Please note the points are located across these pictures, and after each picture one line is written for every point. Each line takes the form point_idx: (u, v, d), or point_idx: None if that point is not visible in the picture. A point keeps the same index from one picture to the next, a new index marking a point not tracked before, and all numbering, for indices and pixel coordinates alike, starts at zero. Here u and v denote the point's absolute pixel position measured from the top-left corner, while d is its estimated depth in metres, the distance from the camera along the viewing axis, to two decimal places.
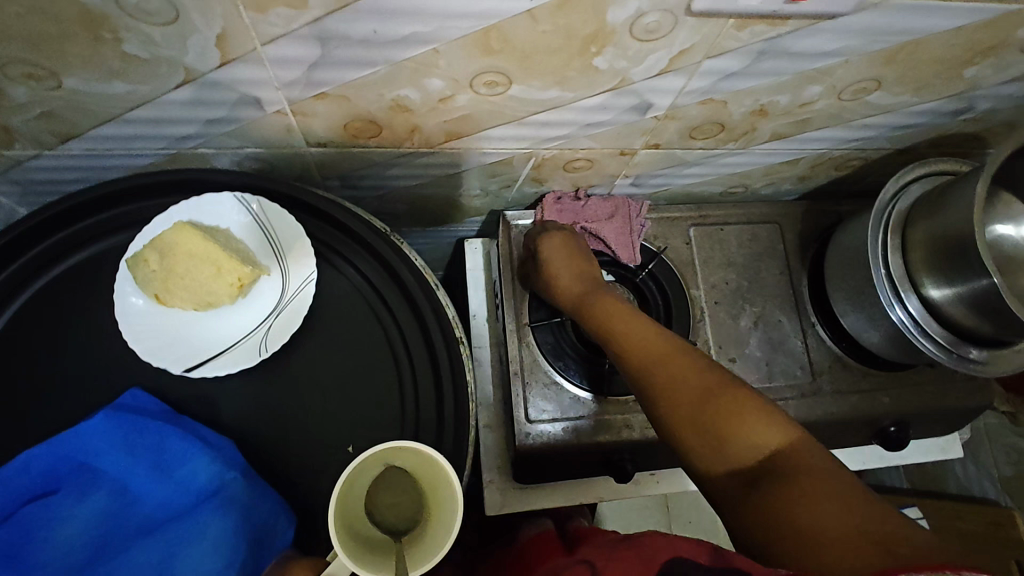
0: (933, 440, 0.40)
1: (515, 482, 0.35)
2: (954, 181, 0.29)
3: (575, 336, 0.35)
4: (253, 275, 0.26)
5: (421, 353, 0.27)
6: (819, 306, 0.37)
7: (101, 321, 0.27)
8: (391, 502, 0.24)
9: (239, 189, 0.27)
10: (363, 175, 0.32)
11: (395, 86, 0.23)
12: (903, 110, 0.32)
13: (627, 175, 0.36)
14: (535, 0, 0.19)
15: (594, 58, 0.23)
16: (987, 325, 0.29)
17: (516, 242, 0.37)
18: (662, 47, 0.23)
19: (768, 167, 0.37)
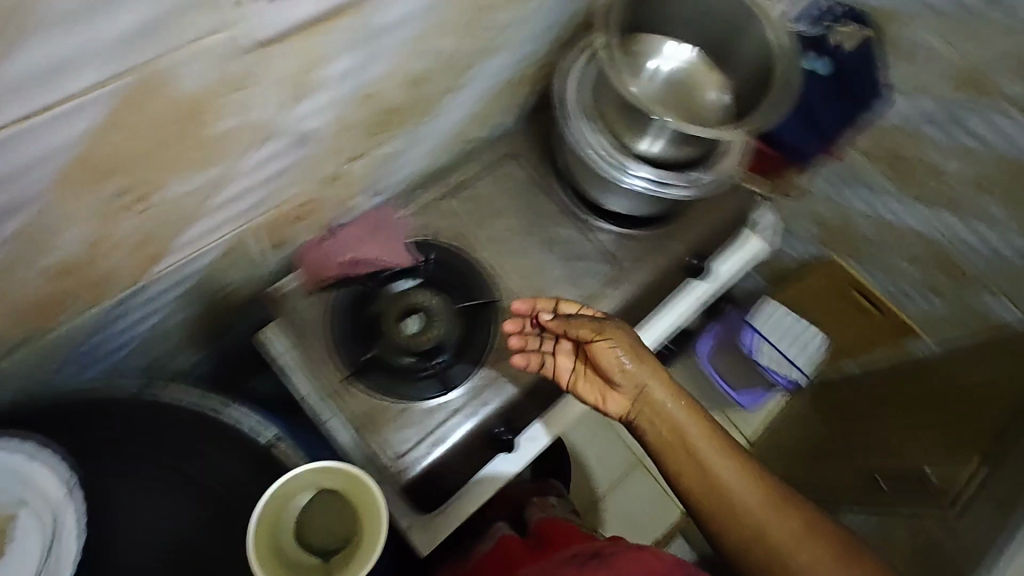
0: (724, 279, 0.62)
1: (426, 519, 0.52)
2: (632, 106, 0.55)
3: (399, 370, 0.57)
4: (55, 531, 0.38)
5: (236, 473, 0.43)
6: (596, 210, 0.63)
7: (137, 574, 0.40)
8: (317, 537, 0.43)
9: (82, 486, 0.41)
10: (278, 311, 0.57)
11: (169, 232, 0.43)
12: (606, 138, 0.56)
13: (366, 198, 0.59)
14: (185, 78, 0.32)
15: (234, 144, 0.41)
16: (689, 148, 0.56)
17: (336, 306, 0.58)
18: (322, 89, 0.42)
19: (545, 166, 0.63)
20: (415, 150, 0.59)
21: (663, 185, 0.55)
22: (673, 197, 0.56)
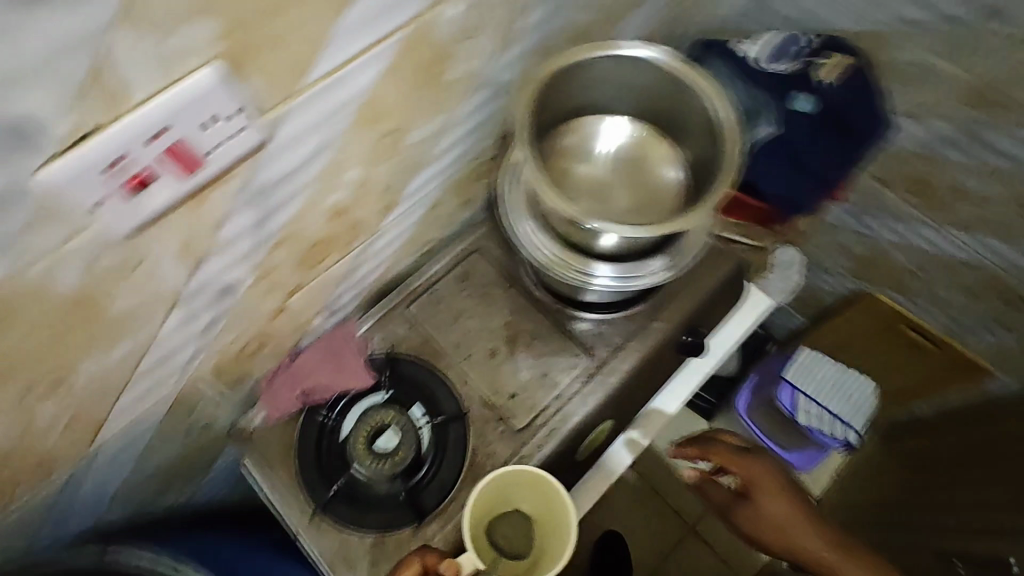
0: (701, 367, 0.97)
1: (441, 265, 0.97)
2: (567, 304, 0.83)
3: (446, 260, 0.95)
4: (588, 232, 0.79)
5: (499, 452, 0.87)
6: (545, 302, 0.95)
7: (340, 441, 0.89)
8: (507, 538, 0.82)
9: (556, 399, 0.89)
10: (533, 212, 0.82)
11: (499, 333, 0.93)
12: (511, 186, 0.85)
13: (669, 180, 0.82)
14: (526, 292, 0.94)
15: (494, 392, 0.90)
16: (550, 304, 0.94)
17: (511, 189, 0.85)
18: (549, 379, 0.91)
19: (608, 203, 0.81)
20: (578, 429, 0.88)
21: (627, 279, 0.79)
22: (625, 285, 0.79)
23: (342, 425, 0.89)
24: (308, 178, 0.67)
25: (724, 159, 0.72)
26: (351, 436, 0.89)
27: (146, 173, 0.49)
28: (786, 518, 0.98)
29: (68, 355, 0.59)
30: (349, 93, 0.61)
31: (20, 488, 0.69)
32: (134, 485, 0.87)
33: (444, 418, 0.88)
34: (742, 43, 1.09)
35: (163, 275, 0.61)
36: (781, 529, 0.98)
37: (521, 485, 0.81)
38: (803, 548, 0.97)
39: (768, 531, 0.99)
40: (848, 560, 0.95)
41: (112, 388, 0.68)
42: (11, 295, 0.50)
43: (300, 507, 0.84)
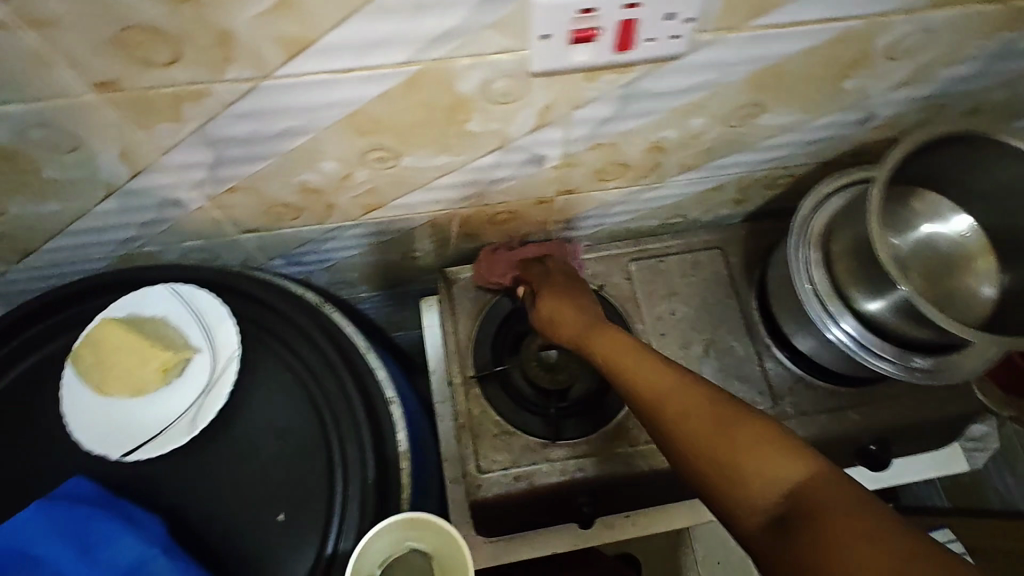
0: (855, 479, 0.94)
1: (686, 242, 0.97)
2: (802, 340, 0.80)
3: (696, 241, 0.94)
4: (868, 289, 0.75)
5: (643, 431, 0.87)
6: (759, 329, 0.92)
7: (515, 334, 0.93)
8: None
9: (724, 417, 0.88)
10: (822, 243, 0.78)
11: (702, 332, 0.92)
12: (814, 203, 0.80)
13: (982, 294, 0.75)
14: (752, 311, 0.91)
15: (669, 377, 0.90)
16: (763, 333, 0.92)
17: (811, 207, 0.80)
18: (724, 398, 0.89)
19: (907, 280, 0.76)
20: None
21: (878, 359, 0.75)
22: (874, 361, 0.75)
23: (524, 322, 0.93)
24: (671, 105, 0.67)
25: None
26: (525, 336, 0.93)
27: (593, 31, 0.52)
28: (676, 408, 0.59)
29: (413, 140, 0.65)
30: (769, 49, 0.60)
31: (298, 219, 0.78)
32: (345, 268, 0.97)
33: None
34: None
35: (516, 121, 0.65)
36: (652, 382, 0.63)
37: (416, 537, 0.62)
38: (683, 438, 0.57)
39: (653, 401, 0.62)
40: (776, 452, 0.51)
41: (407, 184, 0.74)
42: (433, 72, 0.55)
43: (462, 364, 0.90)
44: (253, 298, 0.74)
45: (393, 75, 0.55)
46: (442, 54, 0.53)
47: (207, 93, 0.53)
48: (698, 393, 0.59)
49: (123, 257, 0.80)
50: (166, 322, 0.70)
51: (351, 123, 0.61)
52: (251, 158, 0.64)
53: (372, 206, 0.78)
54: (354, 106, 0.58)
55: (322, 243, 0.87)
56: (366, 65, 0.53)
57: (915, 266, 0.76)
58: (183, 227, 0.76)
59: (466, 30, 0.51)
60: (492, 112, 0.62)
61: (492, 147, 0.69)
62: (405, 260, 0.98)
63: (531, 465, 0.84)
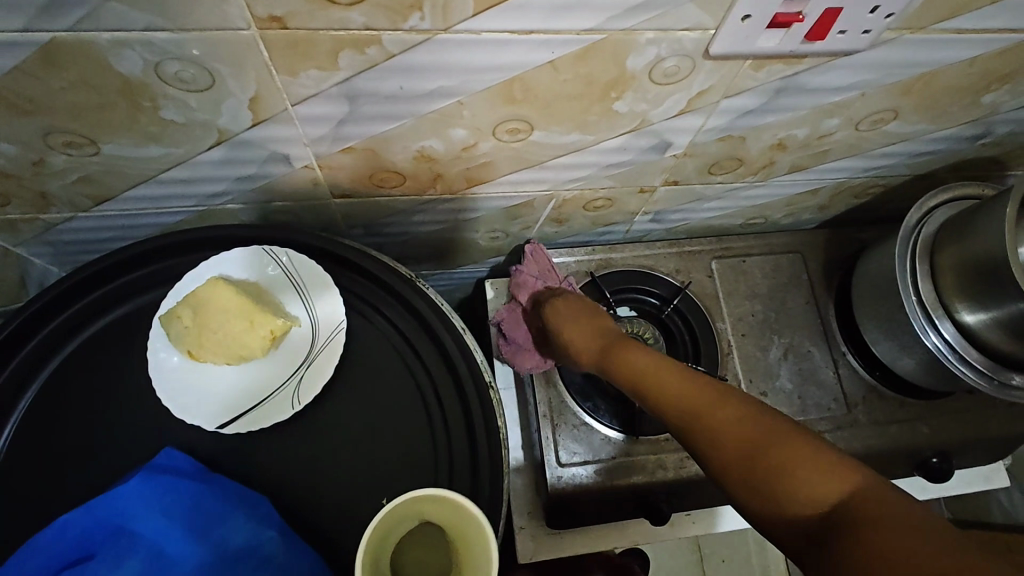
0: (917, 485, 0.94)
1: (766, 246, 0.96)
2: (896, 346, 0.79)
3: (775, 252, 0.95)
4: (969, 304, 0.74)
5: None
6: (837, 338, 0.92)
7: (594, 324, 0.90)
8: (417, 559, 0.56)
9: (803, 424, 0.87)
10: (924, 254, 0.78)
11: (780, 335, 0.91)
12: (916, 218, 0.80)
13: None
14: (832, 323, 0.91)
15: (748, 378, 0.89)
16: (841, 341, 0.92)
17: (912, 221, 0.80)
18: (800, 401, 0.88)
19: None
20: None
21: (977, 372, 0.74)
22: (968, 372, 0.74)
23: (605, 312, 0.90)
24: (818, 104, 0.65)
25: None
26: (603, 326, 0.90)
27: (797, 15, 0.49)
28: (702, 422, 0.53)
29: (555, 114, 0.62)
30: (936, 55, 0.59)
31: (397, 188, 0.74)
32: (417, 243, 0.92)
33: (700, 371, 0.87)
34: None
35: (664, 104, 0.62)
36: (674, 394, 0.58)
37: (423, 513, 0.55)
38: (718, 458, 0.51)
39: (683, 415, 0.56)
40: (806, 456, 0.46)
41: (524, 161, 0.71)
42: (612, 44, 0.52)
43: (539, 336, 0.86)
44: (347, 265, 0.69)
45: (572, 43, 0.51)
46: (632, 25, 0.50)
47: (375, 42, 0.49)
48: (726, 403, 0.53)
49: (201, 213, 0.74)
50: (264, 289, 0.65)
51: (504, 90, 0.57)
52: (384, 118, 0.59)
53: (478, 180, 0.74)
54: (515, 71, 0.54)
55: (408, 215, 0.82)
56: (552, 28, 0.49)
57: None
58: (278, 185, 0.70)
59: (669, 1, 0.48)
60: (646, 93, 0.59)
61: (627, 129, 0.66)
62: (480, 239, 0.94)
63: (611, 461, 0.82)
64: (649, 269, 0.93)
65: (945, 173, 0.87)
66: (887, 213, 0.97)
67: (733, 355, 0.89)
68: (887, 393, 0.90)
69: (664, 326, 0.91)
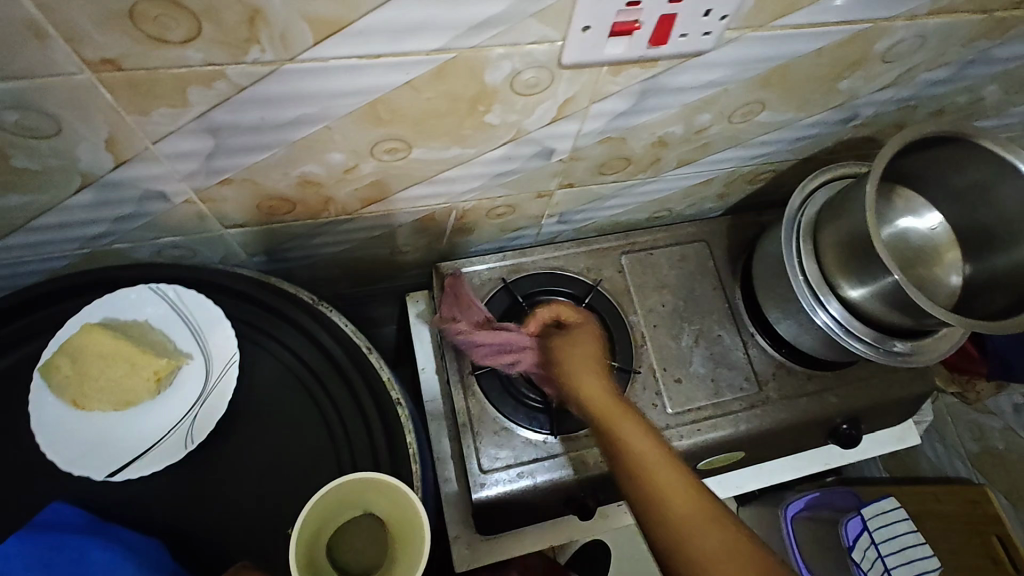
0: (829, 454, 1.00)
1: (672, 238, 0.99)
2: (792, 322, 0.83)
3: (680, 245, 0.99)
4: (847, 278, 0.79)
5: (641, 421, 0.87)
6: (744, 320, 0.96)
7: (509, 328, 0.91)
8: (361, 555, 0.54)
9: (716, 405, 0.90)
10: (807, 234, 0.83)
11: (690, 322, 0.94)
12: (798, 202, 0.85)
13: (954, 281, 0.81)
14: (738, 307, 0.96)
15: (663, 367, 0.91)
16: (748, 323, 0.95)
17: (796, 204, 0.85)
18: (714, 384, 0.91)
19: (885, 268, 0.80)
20: (717, 441, 0.89)
21: (862, 342, 0.79)
22: (855, 342, 0.79)
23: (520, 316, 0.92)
24: (686, 102, 0.68)
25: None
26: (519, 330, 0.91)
27: (634, 23, 0.51)
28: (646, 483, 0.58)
29: (429, 131, 0.62)
30: (782, 50, 0.62)
31: (289, 214, 0.73)
32: (328, 264, 0.92)
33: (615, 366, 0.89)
34: None
35: (536, 114, 0.64)
36: (641, 452, 0.60)
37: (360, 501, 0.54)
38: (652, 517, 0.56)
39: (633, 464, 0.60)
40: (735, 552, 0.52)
41: (413, 178, 0.71)
42: (465, 61, 0.53)
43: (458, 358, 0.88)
44: (243, 295, 0.68)
45: (425, 63, 0.52)
46: (479, 42, 0.51)
47: (220, 76, 0.49)
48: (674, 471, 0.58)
49: (87, 255, 0.72)
50: (152, 328, 0.64)
51: (370, 112, 0.57)
52: (254, 148, 0.59)
53: (371, 200, 0.75)
54: (376, 94, 0.55)
55: (310, 239, 0.82)
56: (400, 51, 0.50)
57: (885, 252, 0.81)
58: (163, 223, 0.69)
59: (508, 18, 0.49)
60: (513, 105, 0.61)
61: (506, 139, 0.67)
62: (392, 255, 0.95)
63: (534, 461, 0.83)
64: (561, 269, 0.95)
65: (825, 155, 0.92)
66: (783, 196, 1.01)
67: (646, 346, 0.92)
68: (794, 368, 0.94)
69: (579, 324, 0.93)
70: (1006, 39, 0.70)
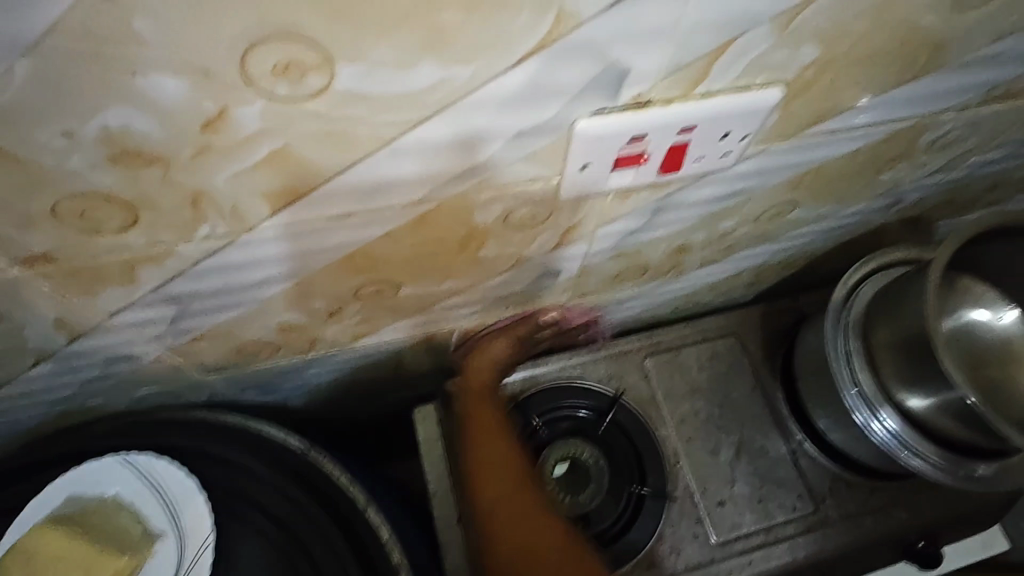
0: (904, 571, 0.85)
1: (700, 332, 0.90)
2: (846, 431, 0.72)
3: (709, 340, 0.89)
4: (907, 383, 0.68)
5: (681, 557, 0.77)
6: (790, 423, 0.85)
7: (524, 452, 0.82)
8: None
9: (765, 532, 0.79)
10: (855, 329, 0.72)
11: (728, 431, 0.84)
12: (841, 292, 0.75)
13: None
14: (782, 413, 0.85)
15: (701, 488, 0.80)
16: (796, 426, 0.84)
17: (839, 293, 0.75)
18: (763, 505, 0.80)
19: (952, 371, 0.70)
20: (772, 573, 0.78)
21: (931, 462, 0.67)
22: (920, 461, 0.68)
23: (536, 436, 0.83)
24: (705, 213, 0.60)
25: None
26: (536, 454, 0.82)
27: (642, 155, 0.44)
28: (505, 502, 0.77)
29: (417, 270, 0.56)
30: (815, 155, 0.54)
31: (274, 355, 0.67)
32: (327, 387, 0.85)
33: (647, 493, 0.79)
34: None
35: (537, 242, 0.57)
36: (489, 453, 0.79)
37: None
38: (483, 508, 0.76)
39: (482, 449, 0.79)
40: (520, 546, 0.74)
41: (405, 310, 0.65)
42: (449, 208, 0.47)
43: (456, 481, 0.78)
44: (224, 461, 0.62)
45: (402, 215, 0.46)
46: (463, 189, 0.45)
47: (169, 254, 0.43)
48: (529, 502, 0.77)
49: (63, 413, 0.67)
50: (120, 507, 0.57)
51: (347, 262, 0.51)
52: (223, 307, 0.53)
53: (363, 332, 0.68)
54: (352, 247, 0.49)
55: (302, 371, 0.75)
56: (375, 207, 0.44)
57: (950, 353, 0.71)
58: (136, 378, 0.63)
59: (493, 166, 0.43)
60: (509, 239, 0.54)
61: (506, 268, 0.60)
62: (394, 373, 0.87)
63: None
64: (579, 379, 0.86)
65: (868, 237, 0.82)
66: (819, 279, 0.92)
67: (682, 465, 0.82)
68: (854, 478, 0.82)
69: (602, 440, 0.83)
70: None
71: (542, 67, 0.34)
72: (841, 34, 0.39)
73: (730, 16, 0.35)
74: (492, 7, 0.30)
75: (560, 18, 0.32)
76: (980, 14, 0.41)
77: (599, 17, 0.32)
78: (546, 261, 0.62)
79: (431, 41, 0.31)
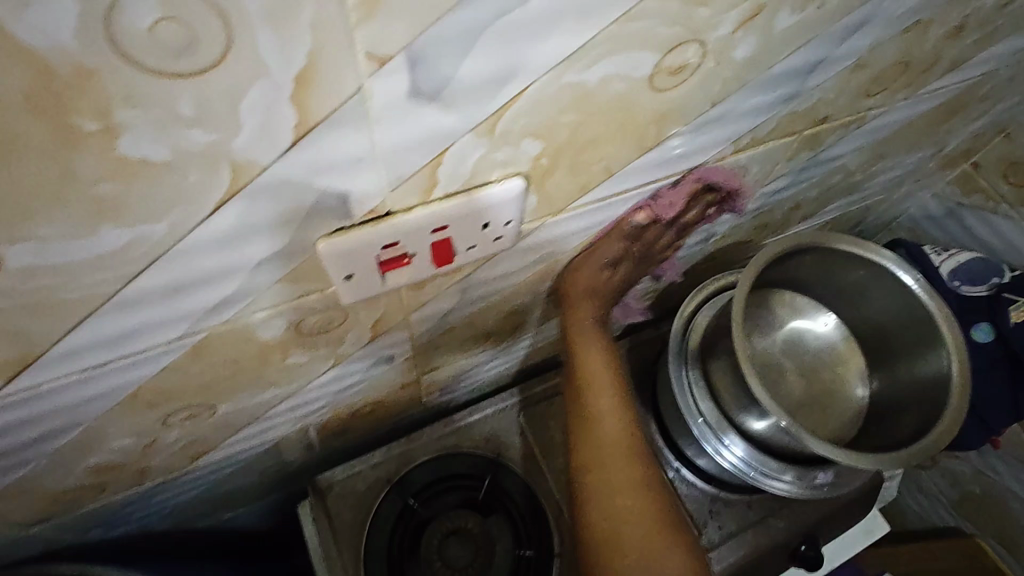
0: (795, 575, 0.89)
1: (570, 377, 0.92)
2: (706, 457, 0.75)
3: None
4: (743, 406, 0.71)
5: None
6: (666, 456, 0.86)
7: (405, 536, 0.80)
8: None
9: None
10: (694, 359, 0.75)
11: None
12: (679, 325, 0.79)
13: (861, 386, 0.75)
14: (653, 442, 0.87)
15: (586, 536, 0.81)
16: (670, 454, 0.86)
17: (676, 327, 0.79)
18: None
19: (786, 385, 0.74)
20: None
21: (778, 477, 0.71)
22: (769, 478, 0.71)
23: (418, 515, 0.81)
24: (518, 280, 0.62)
25: (935, 423, 0.62)
26: (418, 535, 0.80)
27: (405, 256, 0.45)
28: (611, 484, 0.64)
29: (224, 391, 0.54)
30: (599, 217, 0.57)
31: (101, 495, 0.62)
32: (192, 505, 0.81)
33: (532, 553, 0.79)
34: (929, 252, 1.03)
35: (349, 341, 0.56)
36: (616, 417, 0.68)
37: None
38: (601, 472, 0.65)
39: (594, 444, 0.67)
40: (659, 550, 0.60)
41: (236, 425, 0.62)
42: (224, 334, 0.46)
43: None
44: None
45: (172, 350, 0.44)
46: (230, 316, 0.44)
47: None
48: (643, 499, 0.63)
49: None
50: None
51: (134, 400, 0.49)
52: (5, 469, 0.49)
53: (200, 453, 0.64)
54: (132, 388, 0.47)
55: (149, 499, 0.71)
56: (134, 351, 0.42)
57: (783, 366, 0.75)
58: None
59: (252, 291, 0.42)
60: (312, 344, 0.53)
61: (328, 366, 0.59)
62: (265, 475, 0.83)
63: None
64: (455, 448, 0.85)
65: (704, 264, 0.87)
66: (676, 305, 0.96)
67: (568, 517, 0.81)
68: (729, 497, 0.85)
69: (484, 506, 0.83)
70: (833, 144, 0.67)
71: (243, 210, 0.34)
72: (557, 127, 0.41)
73: (424, 137, 0.36)
74: (145, 175, 0.29)
75: (234, 169, 0.32)
76: (685, 89, 0.44)
77: (279, 160, 0.32)
78: (370, 352, 0.61)
79: (97, 211, 0.30)
